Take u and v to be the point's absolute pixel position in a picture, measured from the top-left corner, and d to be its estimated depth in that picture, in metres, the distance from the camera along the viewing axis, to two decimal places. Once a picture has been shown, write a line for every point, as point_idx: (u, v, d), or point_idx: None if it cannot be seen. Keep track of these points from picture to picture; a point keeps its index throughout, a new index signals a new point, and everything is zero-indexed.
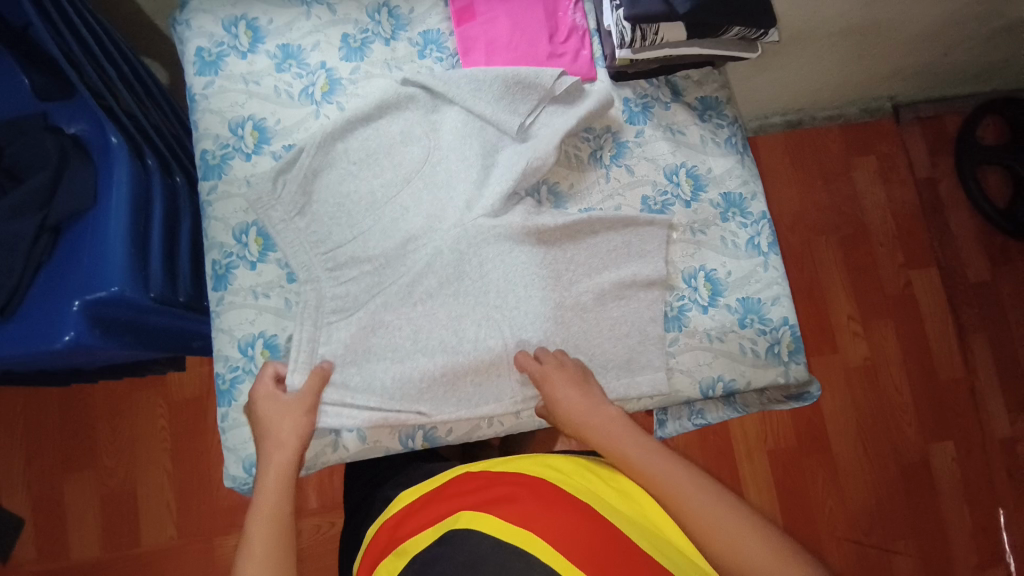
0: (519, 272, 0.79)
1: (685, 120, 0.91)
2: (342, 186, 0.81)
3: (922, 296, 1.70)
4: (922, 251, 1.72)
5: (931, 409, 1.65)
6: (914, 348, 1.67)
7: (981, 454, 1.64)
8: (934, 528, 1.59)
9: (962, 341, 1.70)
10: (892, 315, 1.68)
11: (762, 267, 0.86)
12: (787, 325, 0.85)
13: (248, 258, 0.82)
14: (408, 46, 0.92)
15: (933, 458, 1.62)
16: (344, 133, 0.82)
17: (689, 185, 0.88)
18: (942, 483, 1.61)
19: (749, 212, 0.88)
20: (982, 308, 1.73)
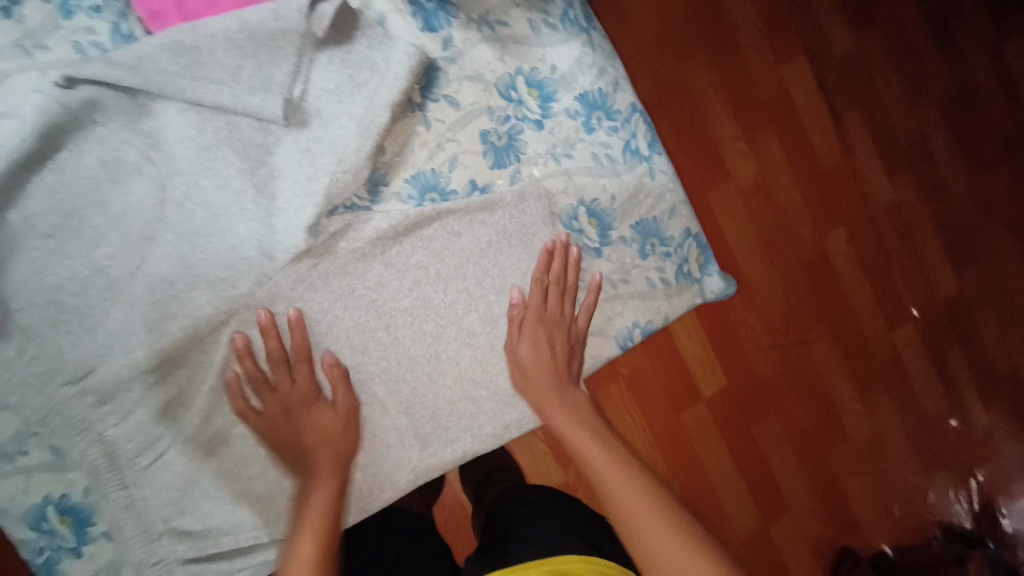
0: (372, 305, 0.65)
1: (502, 5, 0.66)
2: (44, 278, 0.55)
3: (796, 90, 1.43)
4: (787, 40, 1.42)
5: (820, 196, 1.46)
6: (796, 140, 1.43)
7: (869, 224, 1.51)
8: (844, 312, 1.48)
9: (835, 119, 1.48)
10: (770, 118, 1.41)
11: (649, 176, 0.69)
12: (691, 237, 0.72)
13: None
14: (40, 6, 0.58)
15: (829, 247, 1.47)
16: (12, 195, 0.54)
17: (532, 98, 0.66)
18: (840, 265, 1.48)
19: (616, 110, 0.68)
20: (851, 81, 1.50)
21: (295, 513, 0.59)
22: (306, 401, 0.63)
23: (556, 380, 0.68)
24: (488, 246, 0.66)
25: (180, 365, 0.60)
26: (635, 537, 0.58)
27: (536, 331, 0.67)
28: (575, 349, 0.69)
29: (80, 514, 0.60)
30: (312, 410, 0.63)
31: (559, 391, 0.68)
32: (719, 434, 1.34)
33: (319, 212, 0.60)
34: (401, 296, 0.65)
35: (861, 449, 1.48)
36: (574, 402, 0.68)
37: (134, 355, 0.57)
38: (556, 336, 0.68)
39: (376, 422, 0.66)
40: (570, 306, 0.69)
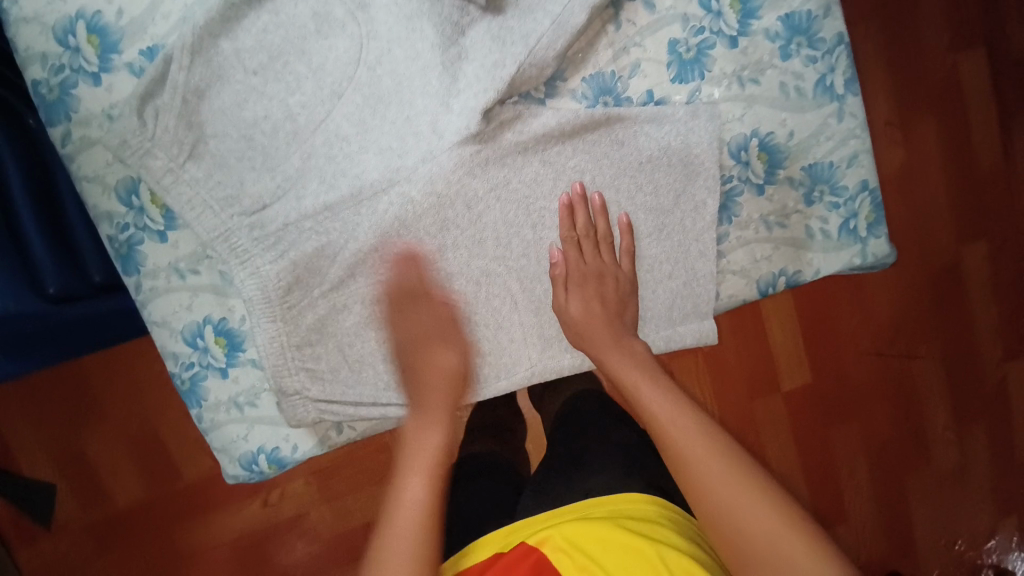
0: (525, 200, 0.64)
1: None
2: (242, 112, 0.59)
3: (969, 82, 1.28)
4: (976, 23, 1.27)
5: (968, 205, 1.31)
6: (956, 138, 1.29)
7: (1015, 245, 1.35)
8: (961, 333, 1.35)
9: (1006, 123, 1.32)
10: (934, 108, 1.27)
11: (835, 117, 0.64)
12: (866, 191, 0.66)
13: (152, 227, 0.62)
14: None
15: (964, 263, 1.33)
16: (231, 27, 0.58)
17: (733, 11, 0.62)
18: (973, 285, 1.34)
19: (819, 39, 0.63)
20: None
21: (405, 456, 0.61)
22: (423, 338, 0.63)
23: (612, 334, 0.65)
24: (647, 160, 0.63)
25: (333, 218, 0.62)
26: (708, 506, 0.54)
27: (590, 295, 0.65)
28: (626, 302, 0.66)
29: (233, 339, 0.65)
30: (433, 352, 0.63)
31: (616, 339, 0.65)
32: (791, 432, 1.28)
33: (497, 99, 0.59)
34: (551, 199, 0.65)
35: (944, 480, 1.36)
36: (632, 348, 0.65)
37: (304, 202, 0.61)
38: (602, 293, 0.65)
39: (505, 315, 0.67)
40: (629, 267, 0.66)
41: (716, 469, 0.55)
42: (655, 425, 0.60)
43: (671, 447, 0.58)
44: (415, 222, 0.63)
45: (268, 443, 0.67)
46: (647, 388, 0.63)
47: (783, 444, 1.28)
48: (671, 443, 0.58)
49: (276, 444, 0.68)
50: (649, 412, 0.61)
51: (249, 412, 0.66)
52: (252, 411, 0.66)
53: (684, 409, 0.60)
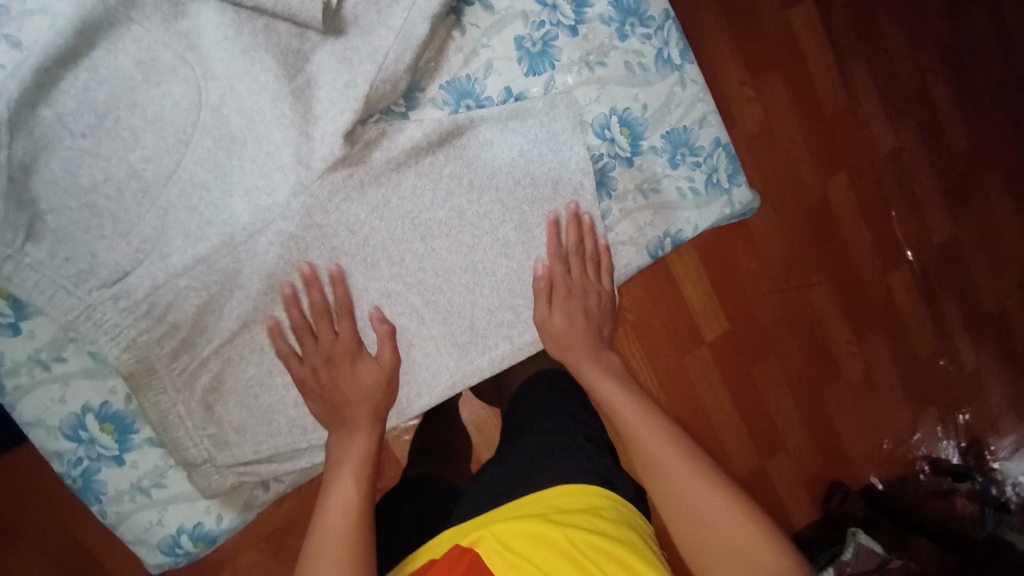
0: (409, 212, 0.64)
1: None
2: (76, 178, 0.55)
3: (803, 34, 1.42)
4: None
5: (824, 143, 1.46)
6: (803, 85, 1.42)
7: (870, 171, 1.52)
8: (843, 257, 1.49)
9: (840, 64, 1.48)
10: (778, 63, 1.39)
11: (680, 85, 0.69)
12: (720, 146, 0.72)
13: (1, 322, 0.55)
14: None
15: (831, 194, 1.47)
16: (46, 92, 0.53)
17: (567, 3, 0.65)
18: (842, 212, 1.49)
19: (649, 16, 0.68)
20: (854, 29, 1.50)
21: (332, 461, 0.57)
22: (348, 352, 0.61)
23: (586, 336, 0.67)
24: (518, 156, 0.65)
25: (210, 271, 0.57)
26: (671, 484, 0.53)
27: (572, 305, 0.67)
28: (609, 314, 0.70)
29: (123, 421, 0.59)
30: (356, 365, 0.61)
31: (588, 338, 0.67)
32: (721, 380, 1.35)
33: (356, 119, 0.59)
34: (436, 209, 0.65)
35: (856, 390, 1.50)
36: (608, 361, 0.66)
37: (171, 260, 0.57)
38: (581, 304, 0.67)
39: (414, 332, 0.66)
40: (583, 278, 0.68)
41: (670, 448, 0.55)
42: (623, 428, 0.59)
43: (642, 452, 0.56)
44: (299, 259, 0.61)
45: (189, 521, 0.62)
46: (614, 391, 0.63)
47: (716, 393, 1.35)
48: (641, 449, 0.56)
49: (197, 519, 0.62)
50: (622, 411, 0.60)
51: (157, 495, 0.61)
52: (162, 492, 0.61)
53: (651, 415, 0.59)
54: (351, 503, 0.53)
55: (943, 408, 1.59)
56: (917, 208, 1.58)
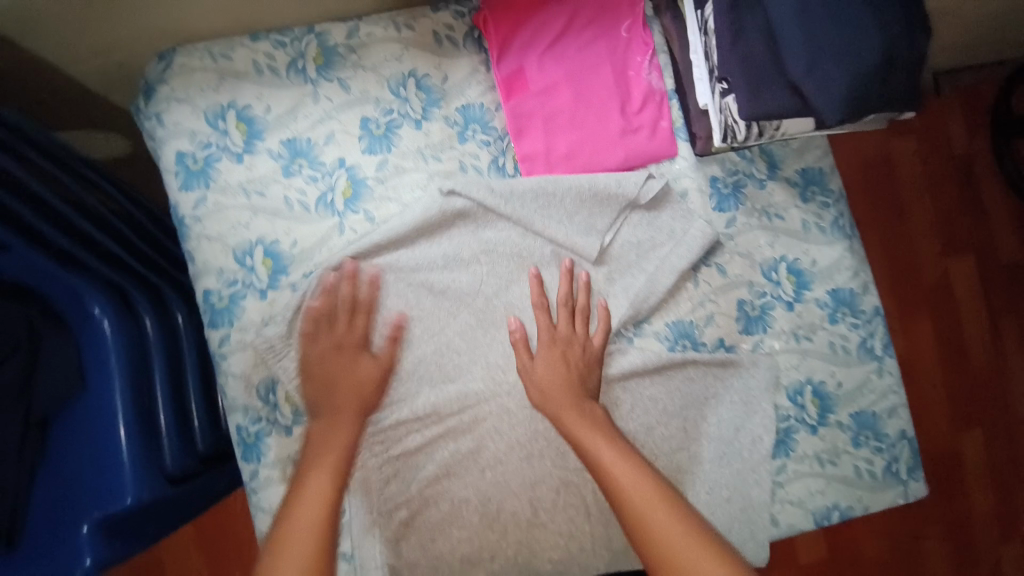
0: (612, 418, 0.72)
1: (784, 202, 0.75)
2: (371, 326, 0.68)
3: (960, 286, 1.37)
4: (961, 233, 1.38)
5: (966, 397, 1.35)
6: (951, 333, 1.36)
7: (1017, 442, 1.35)
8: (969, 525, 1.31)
9: (992, 322, 1.37)
10: (926, 306, 1.36)
11: (877, 373, 0.75)
12: (905, 439, 0.76)
13: (281, 422, 0.67)
14: (444, 127, 0.71)
15: (966, 452, 1.33)
16: (382, 260, 0.68)
17: (789, 282, 0.75)
18: (977, 478, 1.32)
19: (861, 310, 0.75)
20: (1019, 295, 1.39)
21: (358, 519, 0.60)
22: (351, 364, 0.66)
23: (574, 400, 0.67)
24: (712, 397, 0.73)
25: (439, 421, 0.69)
26: None
27: (556, 356, 0.69)
28: (592, 368, 0.70)
29: None
30: (355, 360, 0.66)
31: (575, 403, 0.67)
32: None
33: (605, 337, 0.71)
34: (634, 420, 0.72)
35: None
36: (594, 415, 0.66)
37: (415, 404, 0.68)
38: (567, 363, 0.69)
39: (578, 526, 0.72)
40: (710, 505, 0.72)
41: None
42: (643, 524, 0.59)
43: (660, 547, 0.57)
44: (508, 430, 0.70)
45: None
46: (636, 479, 0.61)
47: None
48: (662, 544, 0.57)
49: None
50: (637, 510, 0.59)
51: None
52: None
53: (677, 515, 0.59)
54: (335, 460, 0.63)
55: None
56: None
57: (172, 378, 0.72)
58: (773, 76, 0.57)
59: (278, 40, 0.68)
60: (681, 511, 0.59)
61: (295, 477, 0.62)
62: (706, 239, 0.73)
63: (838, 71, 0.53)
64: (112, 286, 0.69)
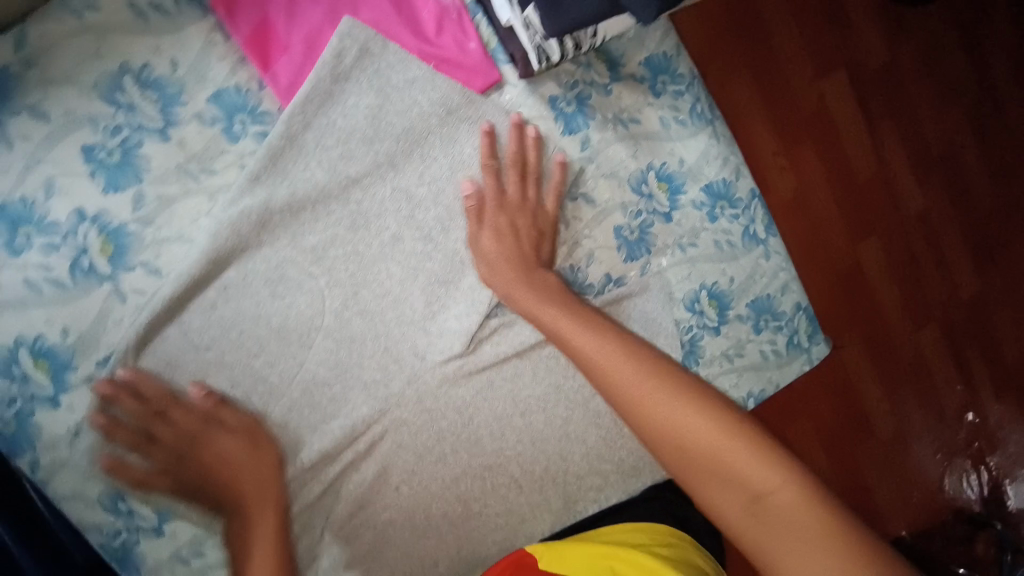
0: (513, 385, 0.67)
1: (635, 102, 0.66)
2: (208, 386, 0.57)
3: (832, 99, 1.19)
4: (824, 44, 1.18)
5: (858, 213, 1.21)
6: (835, 154, 1.20)
7: (905, 237, 1.25)
8: (888, 344, 1.21)
9: (869, 125, 1.22)
10: (808, 131, 1.18)
11: (764, 257, 0.73)
12: (801, 309, 0.76)
13: (144, 527, 0.56)
14: (201, 129, 0.55)
15: (864, 262, 1.21)
16: (179, 310, 0.55)
17: (662, 191, 0.68)
18: (882, 294, 1.21)
19: (737, 199, 0.71)
20: (887, 98, 1.23)
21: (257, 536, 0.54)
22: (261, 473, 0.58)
23: (558, 301, 0.59)
24: None
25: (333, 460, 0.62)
26: (665, 436, 0.50)
27: (503, 228, 0.60)
28: (547, 231, 0.63)
29: None
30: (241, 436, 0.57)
31: (526, 280, 0.60)
32: None
33: (483, 318, 0.63)
34: (536, 379, 0.68)
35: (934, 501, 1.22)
36: (544, 282, 0.60)
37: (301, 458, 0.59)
38: (516, 245, 0.60)
39: (512, 500, 0.68)
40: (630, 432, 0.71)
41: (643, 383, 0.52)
42: (637, 408, 0.52)
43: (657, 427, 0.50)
44: (412, 439, 0.64)
45: None
46: (581, 333, 0.57)
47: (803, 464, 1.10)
48: (623, 391, 0.53)
49: None
50: (631, 395, 0.52)
51: None
52: None
53: (656, 370, 0.53)
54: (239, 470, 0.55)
55: None
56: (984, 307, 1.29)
57: None
58: None
59: None
60: (618, 341, 0.56)
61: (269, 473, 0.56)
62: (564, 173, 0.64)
63: None
64: None
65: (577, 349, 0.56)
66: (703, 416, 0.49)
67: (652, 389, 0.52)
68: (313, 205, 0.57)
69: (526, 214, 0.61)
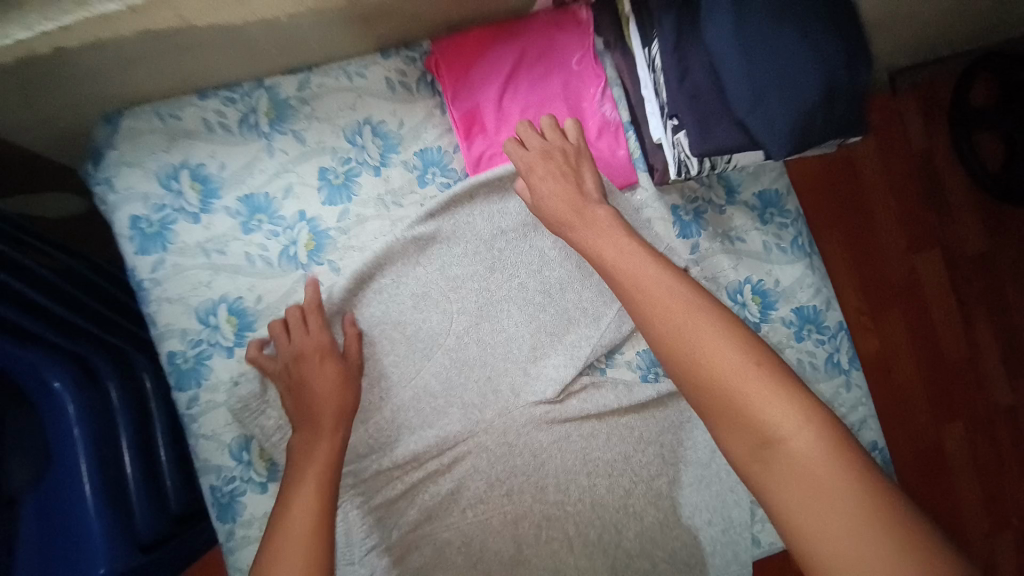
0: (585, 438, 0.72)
1: (744, 225, 0.77)
2: None
3: (929, 283, 1.42)
4: (926, 231, 1.43)
5: (943, 394, 1.41)
6: (927, 334, 1.42)
7: (987, 427, 1.42)
8: (957, 516, 1.38)
9: (964, 318, 1.43)
10: (901, 308, 1.42)
11: (845, 387, 0.77)
12: (876, 449, 0.77)
13: (254, 480, 0.67)
14: (404, 172, 0.71)
15: (946, 445, 1.39)
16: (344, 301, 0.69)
17: (755, 303, 0.76)
18: (957, 467, 1.39)
19: (826, 325, 0.77)
20: (987, 282, 1.43)
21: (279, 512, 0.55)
22: (325, 355, 0.65)
23: (579, 204, 0.64)
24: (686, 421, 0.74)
25: (417, 466, 0.70)
26: (741, 415, 0.45)
27: (549, 170, 0.65)
28: (583, 162, 0.66)
29: None
30: (320, 366, 0.64)
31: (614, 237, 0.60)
32: None
33: (578, 371, 0.72)
34: (608, 444, 0.72)
35: None
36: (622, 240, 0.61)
37: (394, 452, 0.69)
38: (558, 164, 0.65)
39: (561, 557, 0.70)
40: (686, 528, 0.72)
41: (723, 354, 0.48)
42: (716, 383, 0.47)
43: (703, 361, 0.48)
44: (487, 467, 0.70)
45: None
46: (660, 290, 0.54)
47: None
48: (693, 354, 0.49)
49: None
50: (703, 363, 0.48)
51: None
52: None
53: (739, 350, 0.48)
54: (320, 413, 0.62)
55: None
56: None
57: (142, 444, 0.71)
58: (717, 116, 0.59)
59: (229, 98, 0.69)
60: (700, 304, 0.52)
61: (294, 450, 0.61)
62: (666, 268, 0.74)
63: (779, 109, 0.55)
64: (71, 357, 0.66)
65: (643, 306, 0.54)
66: (756, 368, 0.47)
67: (733, 363, 0.47)
68: (465, 243, 0.71)
69: (561, 156, 0.66)
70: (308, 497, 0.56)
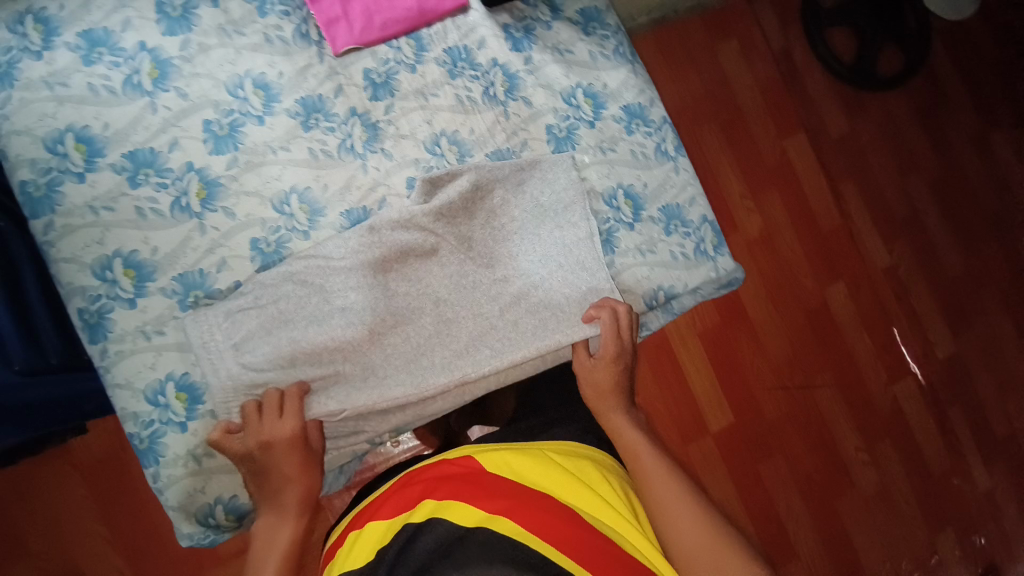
0: (467, 294, 0.77)
1: (570, 38, 0.86)
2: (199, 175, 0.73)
3: (798, 161, 1.66)
4: (790, 118, 1.66)
5: (820, 254, 1.65)
6: (798, 210, 1.64)
7: (868, 285, 1.69)
8: (844, 358, 1.65)
9: (835, 188, 1.70)
10: (776, 182, 1.63)
11: (674, 172, 0.88)
12: (706, 222, 0.89)
13: (123, 296, 0.70)
14: (243, 5, 0.77)
15: (830, 302, 1.65)
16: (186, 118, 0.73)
17: (588, 104, 0.85)
18: (841, 316, 1.66)
19: (651, 120, 0.87)
20: (849, 158, 1.73)
21: (254, 555, 0.66)
22: (292, 443, 0.68)
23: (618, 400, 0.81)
24: (535, 212, 0.81)
25: None
26: (668, 524, 0.67)
27: (617, 367, 0.80)
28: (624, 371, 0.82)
29: (194, 392, 0.70)
30: (289, 452, 0.68)
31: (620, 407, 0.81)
32: (727, 468, 1.52)
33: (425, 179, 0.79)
34: (447, 251, 0.77)
35: (868, 498, 1.62)
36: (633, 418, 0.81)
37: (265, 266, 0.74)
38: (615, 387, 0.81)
39: (425, 348, 0.75)
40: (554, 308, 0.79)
41: (667, 487, 0.71)
42: (655, 502, 0.70)
43: (652, 492, 0.71)
44: None
45: (226, 493, 0.71)
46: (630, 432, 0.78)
47: (719, 486, 1.51)
48: (643, 475, 0.74)
49: (233, 492, 0.71)
50: (652, 485, 0.72)
51: (207, 463, 0.70)
52: (211, 461, 0.70)
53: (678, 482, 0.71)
54: (307, 478, 0.69)
55: (957, 526, 1.68)
56: (916, 320, 1.74)
57: (9, 281, 0.75)
58: None
59: None
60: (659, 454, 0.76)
61: (270, 504, 0.68)
62: (503, 78, 0.83)
63: None
64: None
65: (624, 446, 0.78)
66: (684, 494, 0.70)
67: (670, 488, 0.71)
68: (305, 66, 0.77)
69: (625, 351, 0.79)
70: (285, 536, 0.67)
